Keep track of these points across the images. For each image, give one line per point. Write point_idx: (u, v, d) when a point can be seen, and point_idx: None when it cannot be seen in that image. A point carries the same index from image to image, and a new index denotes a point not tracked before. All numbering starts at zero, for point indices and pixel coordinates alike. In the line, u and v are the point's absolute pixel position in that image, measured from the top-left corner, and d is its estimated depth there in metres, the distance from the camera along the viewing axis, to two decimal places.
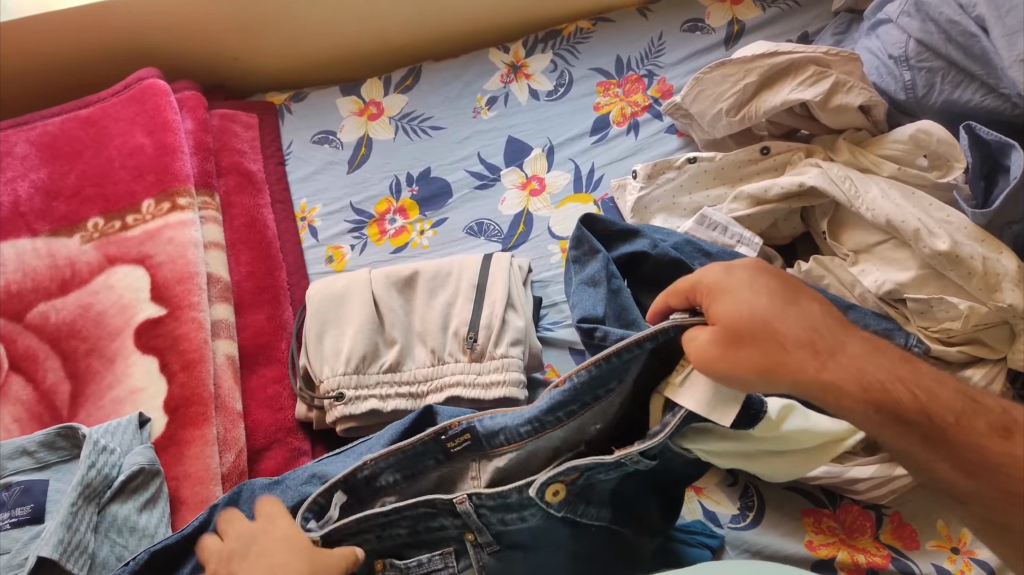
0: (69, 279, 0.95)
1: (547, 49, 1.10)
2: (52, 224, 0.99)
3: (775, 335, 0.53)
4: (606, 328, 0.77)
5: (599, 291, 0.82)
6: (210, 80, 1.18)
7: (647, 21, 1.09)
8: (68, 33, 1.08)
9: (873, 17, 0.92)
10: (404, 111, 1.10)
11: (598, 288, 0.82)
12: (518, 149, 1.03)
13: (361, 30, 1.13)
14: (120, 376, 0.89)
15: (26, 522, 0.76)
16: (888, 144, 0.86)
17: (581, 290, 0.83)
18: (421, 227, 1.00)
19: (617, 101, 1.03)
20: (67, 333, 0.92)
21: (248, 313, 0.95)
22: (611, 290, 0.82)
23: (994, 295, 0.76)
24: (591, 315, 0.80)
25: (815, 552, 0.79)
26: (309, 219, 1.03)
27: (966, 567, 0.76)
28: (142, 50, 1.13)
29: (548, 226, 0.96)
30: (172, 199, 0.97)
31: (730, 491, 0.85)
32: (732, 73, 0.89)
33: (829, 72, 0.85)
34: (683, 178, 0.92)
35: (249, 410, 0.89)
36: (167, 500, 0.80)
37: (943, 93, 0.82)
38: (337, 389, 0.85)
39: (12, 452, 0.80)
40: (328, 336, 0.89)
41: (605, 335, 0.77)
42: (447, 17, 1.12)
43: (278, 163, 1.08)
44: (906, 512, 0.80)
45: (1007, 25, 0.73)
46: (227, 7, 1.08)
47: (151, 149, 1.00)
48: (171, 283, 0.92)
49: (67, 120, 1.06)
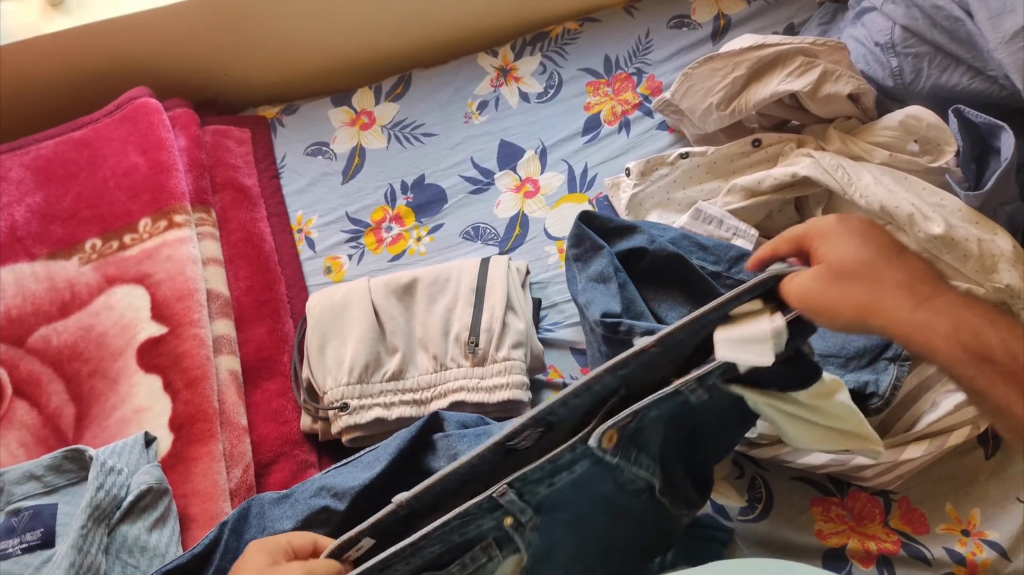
0: (69, 301, 0.95)
1: (535, 51, 1.11)
2: (50, 247, 0.99)
3: (877, 277, 0.55)
4: (630, 321, 0.77)
5: (611, 287, 0.82)
6: (201, 97, 1.18)
7: (633, 19, 1.09)
8: (58, 57, 1.09)
9: (858, 6, 0.93)
10: (395, 119, 1.10)
11: (609, 284, 0.82)
12: (511, 152, 1.03)
13: (349, 40, 1.13)
14: (124, 396, 0.89)
15: (37, 546, 0.76)
16: (879, 132, 0.86)
17: (591, 288, 0.83)
18: (418, 234, 1.00)
19: (607, 100, 1.04)
20: (70, 355, 0.92)
21: (249, 327, 0.95)
22: (620, 285, 0.83)
23: (991, 276, 0.77)
24: (610, 310, 0.80)
25: (826, 541, 0.80)
26: (306, 230, 1.04)
27: (977, 548, 0.77)
28: (132, 69, 1.13)
29: (544, 227, 0.97)
30: (169, 217, 0.97)
31: (738, 483, 0.85)
32: (721, 67, 0.89)
33: (816, 62, 0.85)
34: (676, 173, 0.92)
35: (255, 424, 0.89)
36: (176, 518, 0.80)
37: (931, 78, 0.82)
38: (341, 399, 0.85)
39: (20, 477, 0.80)
40: (331, 347, 0.89)
41: (629, 328, 0.77)
42: (434, 24, 1.13)
43: (272, 176, 1.09)
44: (914, 497, 0.81)
45: (991, 8, 0.74)
46: (214, 25, 1.08)
47: (146, 169, 1.00)
48: (171, 300, 0.92)
49: (60, 144, 1.06)
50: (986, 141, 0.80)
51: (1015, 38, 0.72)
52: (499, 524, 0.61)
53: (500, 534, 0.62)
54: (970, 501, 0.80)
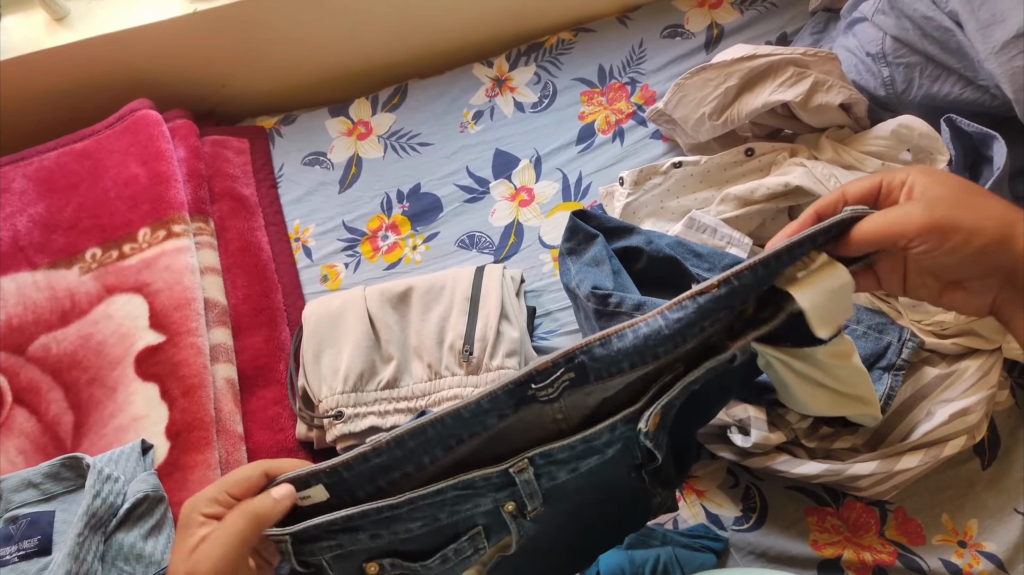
0: (69, 310, 0.97)
1: (530, 61, 1.11)
2: (51, 256, 1.01)
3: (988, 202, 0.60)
4: (621, 295, 0.78)
5: (603, 269, 0.83)
6: (201, 108, 1.19)
7: (627, 29, 1.10)
8: (59, 70, 1.10)
9: (849, 16, 0.93)
10: (392, 128, 1.11)
11: (601, 267, 0.83)
12: (506, 161, 1.04)
13: (347, 51, 1.14)
14: (123, 404, 0.90)
15: (34, 554, 0.77)
16: (871, 141, 0.86)
17: (584, 270, 0.84)
18: (413, 242, 1.01)
19: (601, 109, 1.04)
20: (69, 363, 0.93)
21: (246, 335, 0.96)
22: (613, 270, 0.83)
23: None
24: (602, 286, 0.81)
25: (821, 551, 0.79)
26: (303, 239, 1.04)
27: (974, 560, 0.77)
28: (132, 81, 1.14)
29: (539, 235, 0.97)
30: (167, 226, 0.98)
31: (732, 493, 0.85)
32: (714, 78, 0.89)
33: (808, 72, 0.86)
34: (670, 182, 0.92)
35: (251, 432, 0.90)
36: (172, 525, 0.81)
37: (922, 87, 0.83)
38: (336, 408, 0.86)
39: (18, 484, 0.81)
40: (326, 355, 0.90)
41: (619, 302, 0.78)
42: (431, 35, 1.14)
43: (270, 186, 1.10)
44: (910, 507, 0.81)
45: (981, 18, 0.74)
46: (213, 37, 1.09)
47: (146, 179, 1.02)
48: (169, 309, 0.93)
49: (62, 154, 1.07)
50: (979, 150, 0.80)
51: (1005, 49, 0.72)
52: (495, 508, 0.62)
53: (491, 520, 0.63)
54: (966, 512, 0.79)
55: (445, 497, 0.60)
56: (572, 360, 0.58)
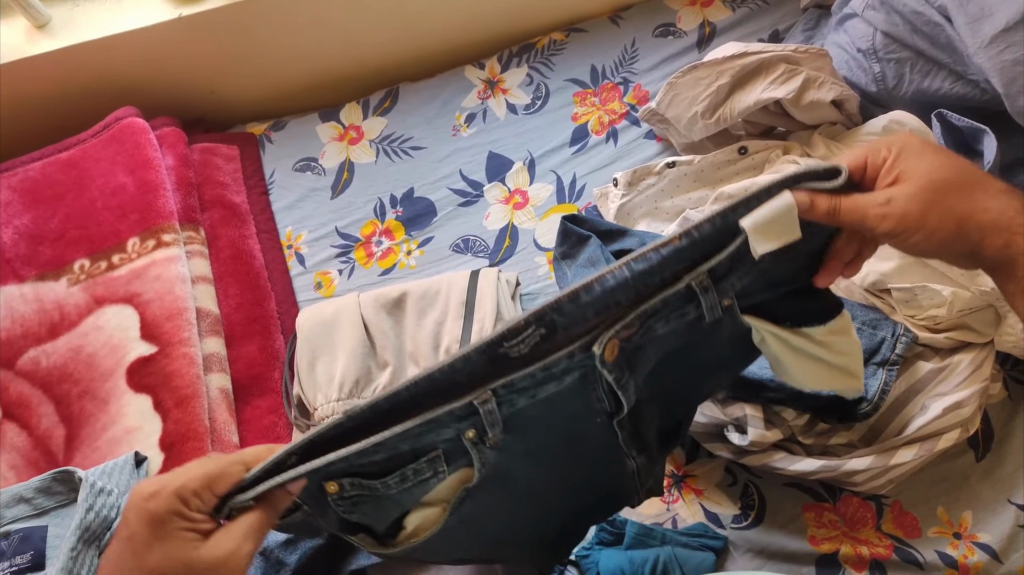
0: (58, 322, 0.95)
1: (521, 63, 1.11)
2: (38, 268, 0.99)
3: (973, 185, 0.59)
4: None
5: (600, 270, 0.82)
6: (190, 115, 1.18)
7: (619, 29, 1.10)
8: (45, 79, 1.09)
9: (840, 13, 0.93)
10: (384, 133, 1.10)
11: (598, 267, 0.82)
12: (500, 163, 1.03)
13: (336, 56, 1.13)
14: (115, 416, 0.89)
15: (27, 571, 0.75)
16: (863, 136, 0.86)
17: (582, 273, 0.83)
18: (407, 247, 1.00)
19: (594, 110, 1.04)
20: (60, 376, 0.92)
21: (240, 344, 0.95)
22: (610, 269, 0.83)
23: (976, 280, 0.79)
24: None
25: (818, 547, 0.79)
26: (296, 246, 1.03)
27: (969, 551, 0.77)
28: (119, 90, 1.13)
29: (534, 238, 0.97)
30: (157, 235, 0.97)
31: (730, 491, 0.85)
32: (706, 76, 0.90)
33: (799, 69, 0.86)
34: (663, 182, 0.92)
35: (246, 441, 0.89)
36: None
37: (913, 83, 0.83)
38: (332, 415, 0.85)
39: (9, 500, 0.80)
40: (321, 362, 0.89)
41: None
42: (420, 39, 1.13)
43: (261, 193, 1.08)
44: (905, 501, 0.81)
45: (969, 13, 0.75)
46: (201, 43, 1.08)
47: (134, 188, 1.00)
48: (161, 319, 0.92)
49: (48, 165, 1.06)
50: (969, 144, 0.81)
51: (993, 43, 0.73)
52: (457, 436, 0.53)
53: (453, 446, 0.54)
54: (962, 504, 0.80)
55: (399, 440, 0.52)
56: (541, 319, 0.50)
